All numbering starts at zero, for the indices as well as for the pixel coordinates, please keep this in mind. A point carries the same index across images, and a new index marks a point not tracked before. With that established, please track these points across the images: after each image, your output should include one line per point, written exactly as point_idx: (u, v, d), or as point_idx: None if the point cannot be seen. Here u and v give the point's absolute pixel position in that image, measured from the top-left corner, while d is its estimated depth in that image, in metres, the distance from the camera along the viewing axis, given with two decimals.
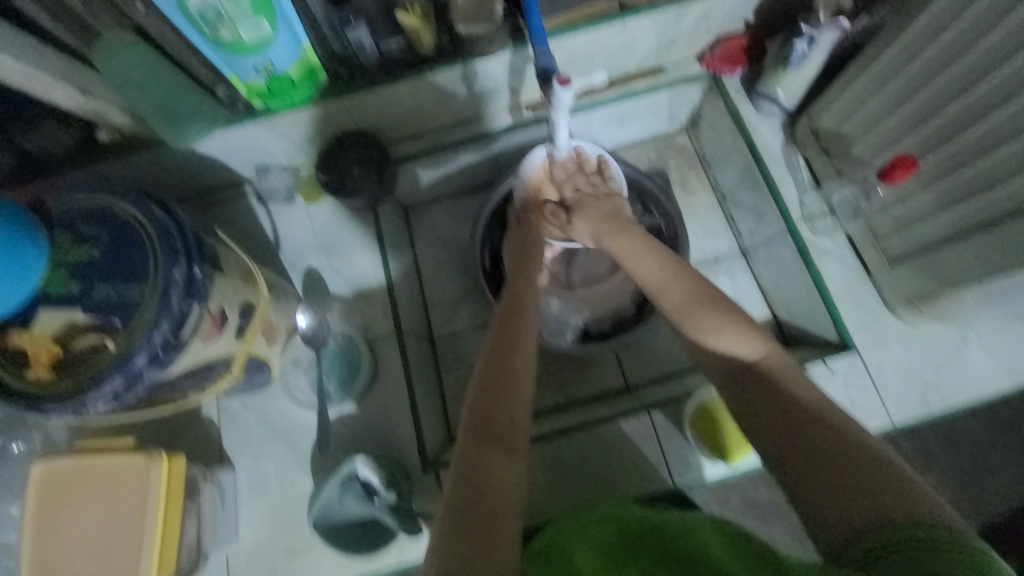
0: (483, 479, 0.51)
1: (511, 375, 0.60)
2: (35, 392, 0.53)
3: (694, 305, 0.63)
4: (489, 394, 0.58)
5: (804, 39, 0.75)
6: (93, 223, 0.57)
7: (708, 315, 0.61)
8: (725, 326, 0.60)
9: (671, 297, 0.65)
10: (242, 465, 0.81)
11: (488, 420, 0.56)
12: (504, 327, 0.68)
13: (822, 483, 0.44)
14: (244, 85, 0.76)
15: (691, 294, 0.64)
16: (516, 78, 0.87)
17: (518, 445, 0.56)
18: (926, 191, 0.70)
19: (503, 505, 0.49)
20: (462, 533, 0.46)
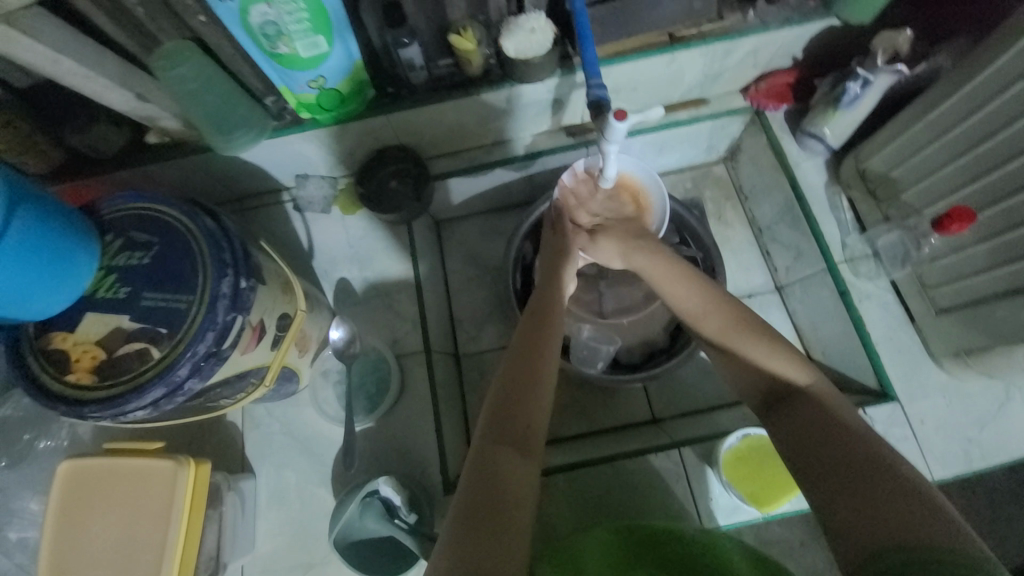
0: (497, 478, 0.53)
1: (531, 384, 0.61)
2: (73, 396, 0.53)
3: (734, 335, 0.63)
4: (509, 395, 0.59)
5: (858, 81, 0.76)
6: (144, 230, 0.57)
7: (752, 342, 0.62)
8: (762, 357, 0.60)
9: (708, 324, 0.65)
10: (264, 474, 0.80)
11: (505, 421, 0.58)
12: (531, 325, 0.67)
13: (846, 504, 0.48)
14: (294, 97, 0.77)
15: (733, 324, 0.63)
16: (561, 103, 0.88)
17: (535, 447, 0.57)
18: (982, 244, 0.69)
19: (513, 506, 0.51)
20: (475, 529, 0.49)
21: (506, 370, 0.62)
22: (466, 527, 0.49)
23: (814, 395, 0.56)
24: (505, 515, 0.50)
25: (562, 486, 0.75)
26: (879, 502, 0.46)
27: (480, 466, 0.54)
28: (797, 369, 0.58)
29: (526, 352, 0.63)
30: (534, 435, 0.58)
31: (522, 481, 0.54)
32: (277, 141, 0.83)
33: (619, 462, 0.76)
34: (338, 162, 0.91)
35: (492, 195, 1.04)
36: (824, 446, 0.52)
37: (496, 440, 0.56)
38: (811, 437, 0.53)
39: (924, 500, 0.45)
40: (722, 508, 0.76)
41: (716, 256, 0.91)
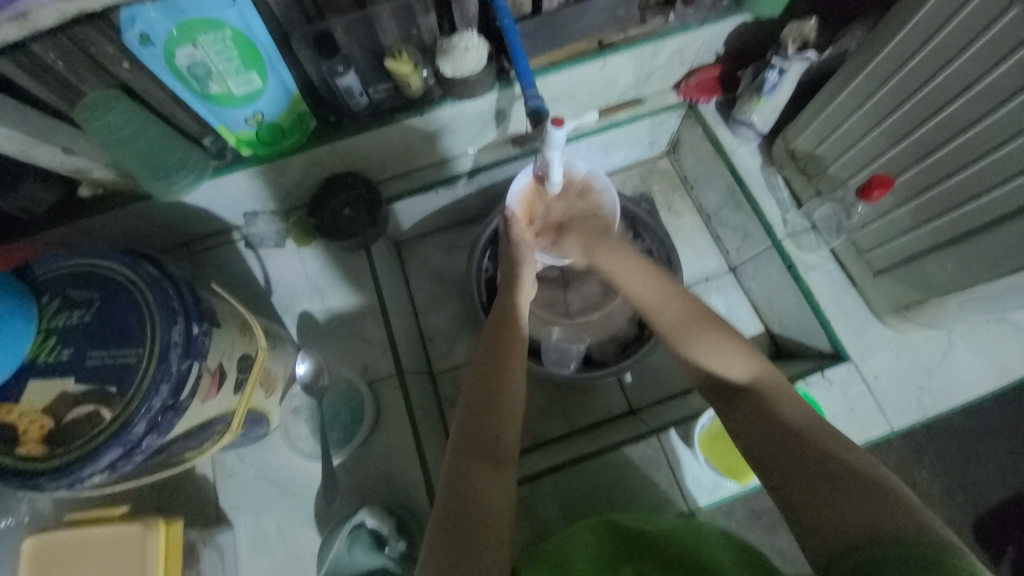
0: (471, 495, 0.54)
1: (503, 391, 0.61)
2: (23, 470, 0.50)
3: (689, 327, 0.65)
4: (477, 414, 0.60)
5: (775, 70, 0.81)
6: (84, 287, 0.55)
7: (705, 334, 0.63)
8: (718, 344, 0.62)
9: (665, 316, 0.67)
10: (243, 524, 0.77)
11: (477, 436, 0.58)
12: (491, 342, 0.66)
13: (814, 505, 0.49)
14: (232, 135, 0.76)
15: (688, 315, 0.65)
16: (503, 114, 0.90)
17: (508, 461, 0.58)
18: (903, 206, 0.74)
19: (492, 524, 0.52)
20: (453, 543, 0.50)
21: (472, 386, 0.63)
22: (444, 547, 0.50)
23: (773, 391, 0.58)
24: (483, 528, 0.51)
25: (547, 488, 0.75)
26: (841, 498, 0.47)
27: (454, 485, 0.55)
28: (745, 367, 0.60)
29: (489, 368, 0.63)
30: (505, 448, 0.59)
31: (498, 494, 0.55)
32: (220, 180, 0.82)
33: (603, 457, 0.77)
34: (284, 195, 0.90)
35: (448, 211, 1.05)
36: (782, 443, 0.53)
37: (466, 457, 0.56)
38: (768, 432, 0.55)
39: (878, 486, 0.47)
40: (705, 489, 0.77)
41: (670, 245, 0.94)
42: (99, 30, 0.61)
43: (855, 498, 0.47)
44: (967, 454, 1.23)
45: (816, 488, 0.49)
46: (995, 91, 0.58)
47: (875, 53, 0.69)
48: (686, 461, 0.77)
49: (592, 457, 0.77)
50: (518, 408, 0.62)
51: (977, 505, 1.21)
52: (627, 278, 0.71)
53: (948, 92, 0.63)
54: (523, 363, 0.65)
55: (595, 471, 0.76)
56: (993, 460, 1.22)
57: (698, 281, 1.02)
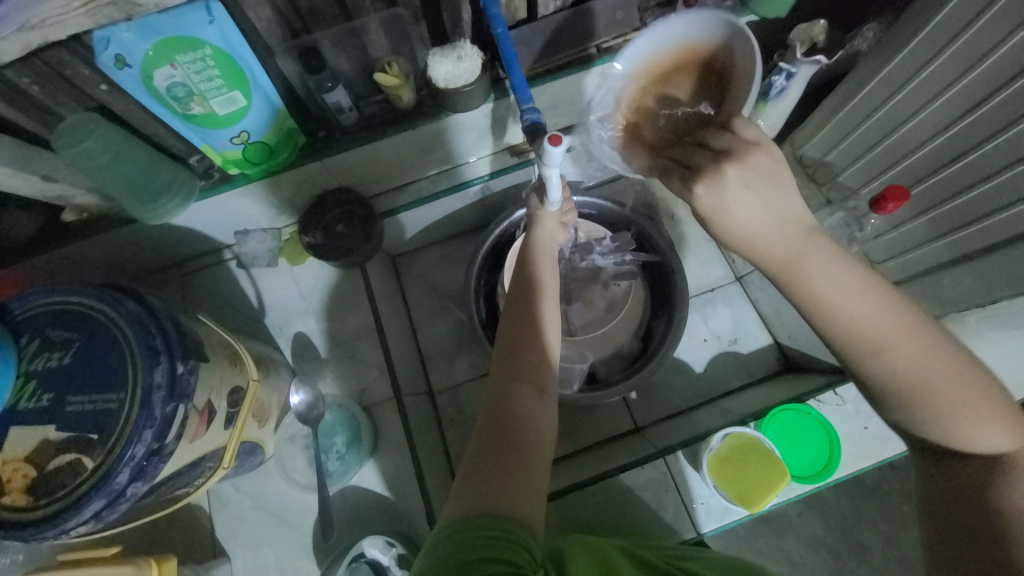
0: (513, 420, 0.54)
1: (539, 321, 0.60)
2: (3, 523, 0.48)
3: (939, 380, 0.48)
4: (521, 330, 0.60)
5: (782, 74, 0.76)
6: (63, 326, 0.53)
7: (963, 386, 0.48)
8: (984, 419, 0.48)
9: (903, 356, 0.48)
10: (239, 555, 0.75)
11: (517, 360, 0.58)
12: (523, 275, 0.65)
13: (963, 554, 0.47)
14: (218, 155, 0.73)
15: (944, 359, 0.48)
16: (500, 125, 0.86)
17: (548, 386, 0.58)
18: (918, 218, 0.71)
19: (528, 449, 0.53)
20: (490, 465, 0.51)
21: (510, 307, 0.63)
22: (478, 473, 0.51)
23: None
24: (520, 450, 0.52)
25: (550, 516, 0.72)
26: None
27: (496, 409, 0.55)
28: (1006, 439, 0.48)
29: (525, 298, 0.62)
30: (545, 370, 0.58)
31: (537, 417, 0.55)
32: (208, 201, 0.79)
33: (608, 483, 0.74)
34: (274, 213, 0.87)
35: (445, 224, 1.02)
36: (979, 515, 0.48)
37: (508, 377, 0.57)
38: (971, 491, 0.49)
39: None
40: (714, 513, 0.75)
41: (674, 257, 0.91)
42: (74, 54, 0.58)
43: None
44: None
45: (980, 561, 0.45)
46: (1016, 102, 0.55)
47: (888, 59, 0.66)
48: (693, 483, 0.75)
49: (597, 481, 0.74)
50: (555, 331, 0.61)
51: None
52: (855, 300, 0.48)
53: (967, 101, 0.60)
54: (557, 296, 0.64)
55: (602, 496, 0.73)
56: None
57: (704, 292, 0.99)
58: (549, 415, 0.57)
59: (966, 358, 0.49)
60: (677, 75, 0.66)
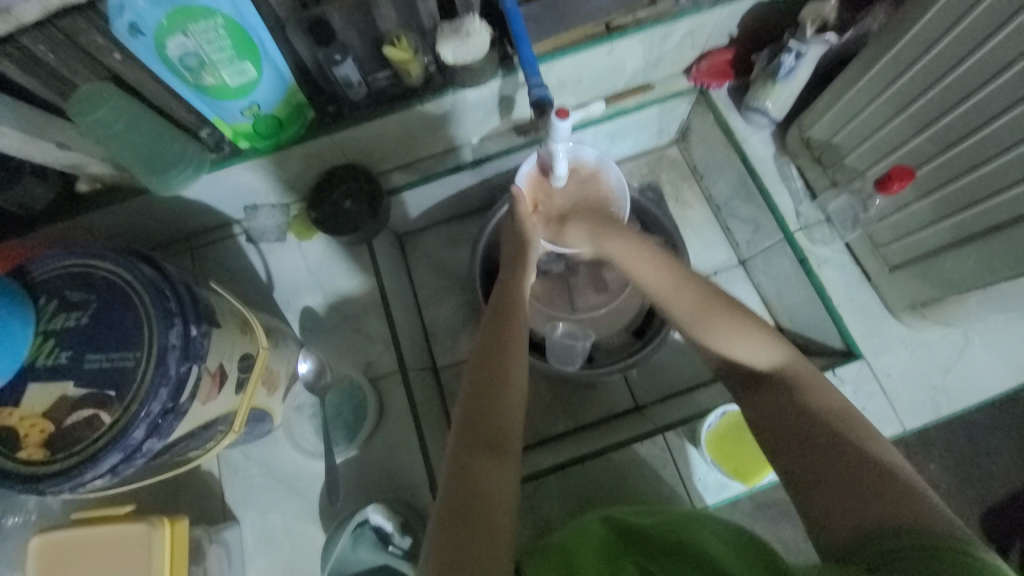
0: (476, 486, 0.53)
1: (503, 385, 0.61)
2: (25, 474, 0.49)
3: (706, 311, 0.63)
4: (479, 402, 0.60)
5: (791, 54, 0.77)
6: (81, 288, 0.54)
7: (724, 319, 0.62)
8: (739, 330, 0.61)
9: (681, 303, 0.65)
10: (249, 519, 0.77)
11: (476, 427, 0.58)
12: (484, 351, 0.65)
13: (824, 481, 0.49)
14: (229, 127, 0.74)
15: (706, 302, 0.64)
16: (508, 103, 0.87)
17: (511, 450, 0.58)
18: (923, 199, 0.71)
19: (493, 514, 0.52)
20: (457, 533, 0.49)
21: (471, 378, 0.63)
22: (453, 535, 0.49)
23: (784, 378, 0.57)
24: (489, 519, 0.51)
25: (552, 485, 0.75)
26: (873, 497, 0.46)
27: (457, 479, 0.54)
28: (765, 352, 0.59)
29: (486, 368, 0.63)
30: (508, 439, 0.58)
31: (501, 485, 0.55)
32: (219, 174, 0.80)
33: (607, 456, 0.77)
34: (283, 187, 0.88)
35: (451, 203, 1.03)
36: (807, 440, 0.52)
37: (471, 449, 0.56)
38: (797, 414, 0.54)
39: (895, 481, 0.46)
40: (711, 487, 0.77)
41: (679, 238, 0.90)
42: (88, 19, 0.59)
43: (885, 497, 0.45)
44: (983, 449, 1.21)
45: (839, 482, 0.48)
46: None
47: (897, 38, 0.66)
48: (693, 459, 0.77)
49: (596, 455, 0.77)
50: (518, 393, 0.62)
51: (987, 501, 1.19)
52: (650, 275, 0.68)
53: (977, 80, 0.60)
54: (524, 362, 0.65)
55: (600, 470, 0.76)
56: (1003, 451, 1.20)
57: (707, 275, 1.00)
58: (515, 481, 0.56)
59: (719, 299, 0.64)
60: (719, 68, 0.90)
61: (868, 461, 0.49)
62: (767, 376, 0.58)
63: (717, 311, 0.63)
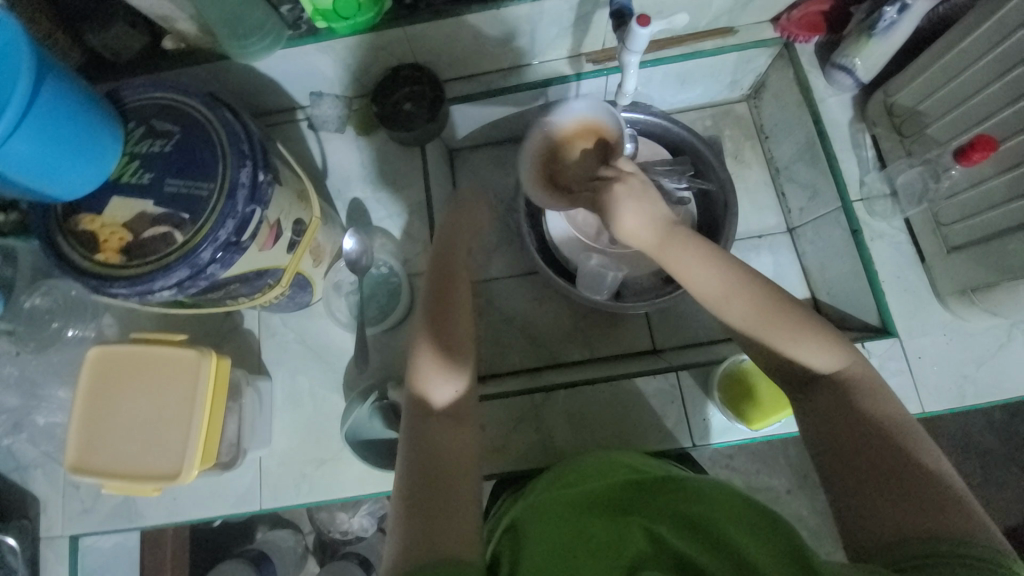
0: (436, 450, 0.52)
1: (455, 339, 0.59)
2: (101, 273, 0.55)
3: (763, 319, 0.56)
4: (427, 360, 0.58)
5: (895, 5, 0.74)
6: (166, 119, 0.58)
7: (778, 321, 0.56)
8: (800, 332, 0.56)
9: (735, 311, 0.57)
10: (280, 378, 0.84)
11: (431, 391, 0.56)
12: (433, 300, 0.62)
13: (861, 477, 0.51)
14: (310, 1, 0.74)
15: (763, 310, 0.56)
16: (583, 23, 0.85)
17: (466, 409, 0.57)
18: (1001, 176, 0.68)
19: (455, 481, 0.51)
20: (426, 504, 0.48)
21: (421, 327, 0.60)
22: (418, 504, 0.49)
23: (841, 384, 0.55)
24: (450, 485, 0.50)
25: (560, 400, 0.79)
26: (913, 502, 0.48)
27: (413, 447, 0.52)
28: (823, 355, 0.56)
29: (436, 323, 0.60)
30: (463, 402, 0.57)
31: (462, 447, 0.54)
32: (293, 51, 0.82)
33: (618, 383, 0.80)
34: (350, 78, 0.90)
35: (506, 125, 1.03)
36: (854, 442, 0.53)
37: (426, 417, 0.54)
38: (849, 421, 0.54)
39: (933, 483, 0.48)
40: (715, 428, 0.79)
41: (732, 189, 0.89)
42: None
43: (922, 501, 0.48)
44: (998, 468, 1.18)
45: (876, 483, 0.50)
46: None
47: None
48: (700, 400, 0.79)
49: (607, 382, 0.80)
50: (467, 349, 0.59)
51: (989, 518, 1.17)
52: (701, 277, 0.58)
53: None
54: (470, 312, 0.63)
55: (608, 396, 0.79)
56: (1017, 473, 1.18)
57: (751, 237, 0.98)
58: (475, 441, 0.55)
59: (773, 296, 0.56)
60: (811, 20, 0.86)
61: (910, 460, 0.50)
62: (823, 381, 0.56)
63: (780, 315, 0.56)
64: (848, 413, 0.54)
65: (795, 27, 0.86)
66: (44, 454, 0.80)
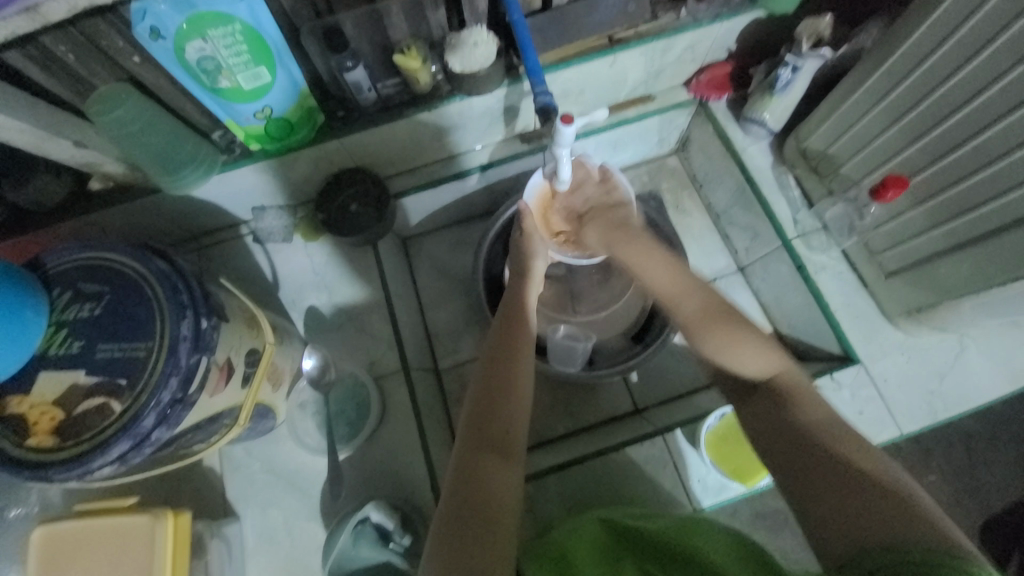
0: (479, 489, 0.54)
1: (512, 387, 0.62)
2: (32, 461, 0.50)
3: (707, 317, 0.63)
4: (484, 404, 0.61)
5: (788, 67, 0.80)
6: (96, 280, 0.56)
7: (725, 324, 0.62)
8: (740, 339, 0.60)
9: (686, 307, 0.65)
10: (250, 516, 0.77)
11: (484, 426, 0.59)
12: (494, 352, 0.66)
13: (824, 491, 0.48)
14: (241, 130, 0.76)
15: (708, 310, 0.63)
16: (513, 110, 0.89)
17: (516, 454, 0.58)
18: (917, 208, 0.73)
19: (496, 518, 0.52)
20: (459, 538, 0.50)
21: (478, 384, 0.64)
22: (453, 535, 0.50)
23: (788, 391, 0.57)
24: (488, 523, 0.51)
25: (552, 484, 0.76)
26: (873, 510, 0.44)
27: (460, 480, 0.55)
28: (762, 362, 0.59)
29: (492, 371, 0.64)
30: (515, 442, 0.59)
31: (505, 489, 0.55)
32: (229, 174, 0.82)
33: (608, 457, 0.77)
34: (292, 189, 0.90)
35: (454, 207, 1.05)
36: (816, 457, 0.50)
37: (478, 449, 0.57)
38: (805, 429, 0.53)
39: (900, 498, 0.44)
40: (710, 490, 0.78)
41: (678, 243, 0.92)
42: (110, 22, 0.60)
43: (888, 514, 0.43)
44: (981, 459, 1.21)
45: (840, 495, 0.47)
46: (1010, 92, 0.58)
47: (890, 52, 0.69)
48: (692, 461, 0.78)
49: (597, 455, 0.78)
50: (524, 401, 0.62)
51: (985, 512, 1.19)
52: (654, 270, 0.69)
53: (966, 92, 0.62)
54: (530, 361, 0.66)
55: (600, 471, 0.77)
56: (1001, 462, 1.20)
57: (707, 282, 1.01)
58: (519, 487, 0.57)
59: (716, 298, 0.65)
60: (717, 81, 0.92)
61: (869, 476, 0.47)
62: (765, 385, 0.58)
63: (723, 317, 0.63)
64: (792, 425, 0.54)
65: (704, 91, 0.93)
66: None
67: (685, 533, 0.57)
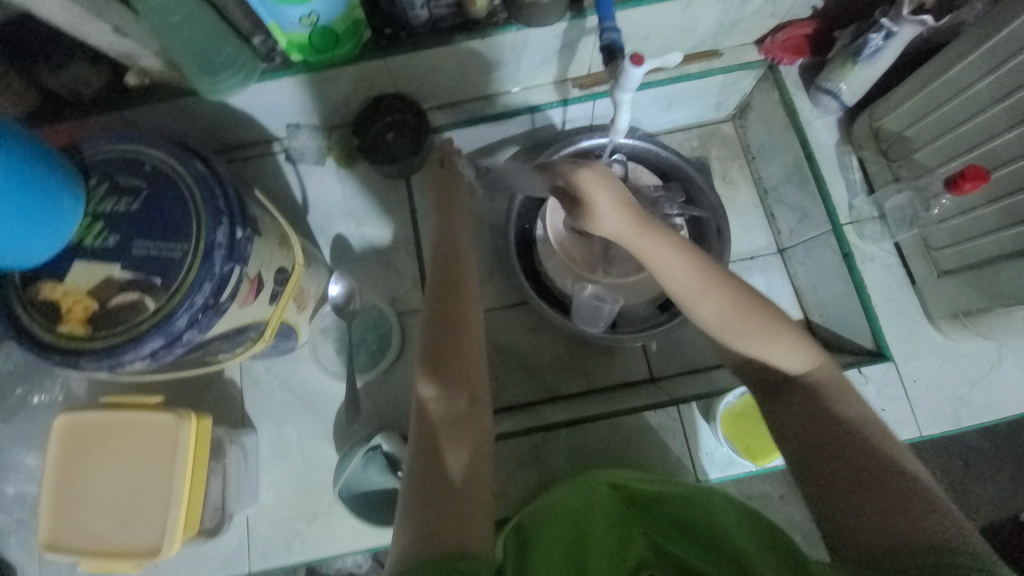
0: (448, 442, 0.51)
1: (465, 328, 0.58)
2: (64, 346, 0.51)
3: (734, 318, 0.57)
4: (441, 350, 0.56)
5: (881, 32, 0.73)
6: (133, 174, 0.54)
7: (751, 322, 0.57)
8: (768, 338, 0.57)
9: (710, 305, 0.58)
10: (266, 430, 0.80)
11: (444, 372, 0.55)
12: (438, 295, 0.61)
13: (849, 488, 0.51)
14: (284, 35, 0.71)
15: (735, 306, 0.57)
16: (569, 50, 0.83)
17: (480, 395, 0.56)
18: (990, 206, 0.69)
19: (473, 468, 0.50)
20: (442, 501, 0.46)
21: (430, 327, 0.59)
22: (428, 498, 0.46)
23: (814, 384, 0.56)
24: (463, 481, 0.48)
25: (561, 438, 0.76)
26: (895, 508, 0.48)
27: (427, 435, 0.51)
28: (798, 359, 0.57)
29: (441, 313, 0.59)
30: (477, 387, 0.56)
31: (474, 433, 0.53)
32: (267, 85, 0.78)
33: (620, 420, 0.77)
34: (328, 110, 0.86)
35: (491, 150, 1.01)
36: (843, 455, 0.52)
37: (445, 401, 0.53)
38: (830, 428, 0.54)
39: (919, 497, 0.48)
40: (718, 463, 0.78)
41: (723, 216, 0.88)
42: None
43: (908, 513, 0.47)
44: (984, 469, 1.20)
45: (864, 491, 0.50)
46: None
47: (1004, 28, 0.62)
48: (704, 434, 0.78)
49: (609, 417, 0.78)
50: (479, 346, 0.59)
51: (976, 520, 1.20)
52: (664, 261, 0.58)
53: None
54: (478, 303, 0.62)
55: (611, 432, 0.77)
56: (1004, 476, 1.20)
57: (743, 260, 0.98)
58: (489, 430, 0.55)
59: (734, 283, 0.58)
60: (795, 41, 0.85)
61: (892, 474, 0.50)
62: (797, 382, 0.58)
63: (750, 314, 0.57)
64: (811, 424, 0.55)
65: (778, 52, 0.86)
66: (16, 522, 0.74)
67: (700, 507, 0.59)
